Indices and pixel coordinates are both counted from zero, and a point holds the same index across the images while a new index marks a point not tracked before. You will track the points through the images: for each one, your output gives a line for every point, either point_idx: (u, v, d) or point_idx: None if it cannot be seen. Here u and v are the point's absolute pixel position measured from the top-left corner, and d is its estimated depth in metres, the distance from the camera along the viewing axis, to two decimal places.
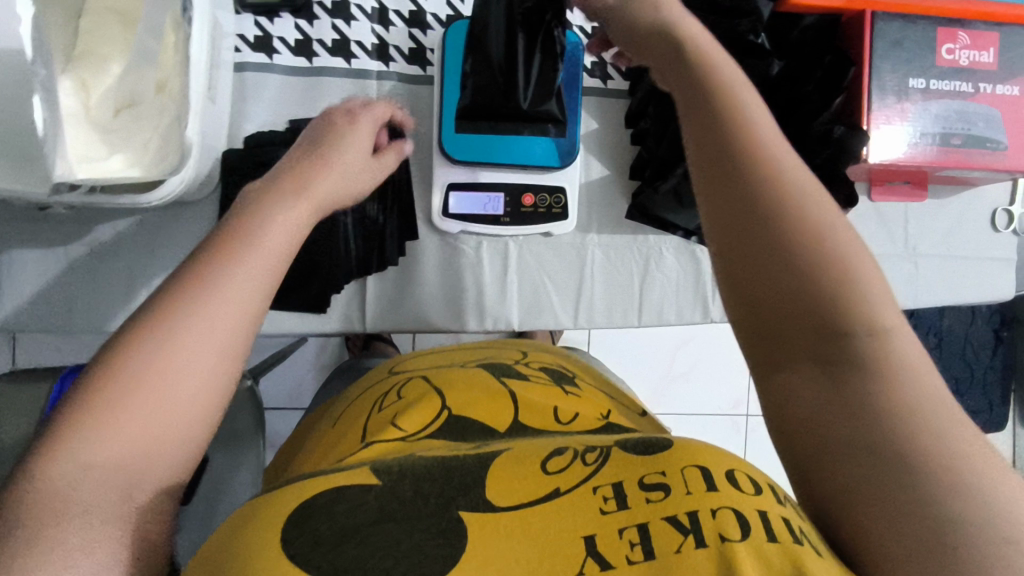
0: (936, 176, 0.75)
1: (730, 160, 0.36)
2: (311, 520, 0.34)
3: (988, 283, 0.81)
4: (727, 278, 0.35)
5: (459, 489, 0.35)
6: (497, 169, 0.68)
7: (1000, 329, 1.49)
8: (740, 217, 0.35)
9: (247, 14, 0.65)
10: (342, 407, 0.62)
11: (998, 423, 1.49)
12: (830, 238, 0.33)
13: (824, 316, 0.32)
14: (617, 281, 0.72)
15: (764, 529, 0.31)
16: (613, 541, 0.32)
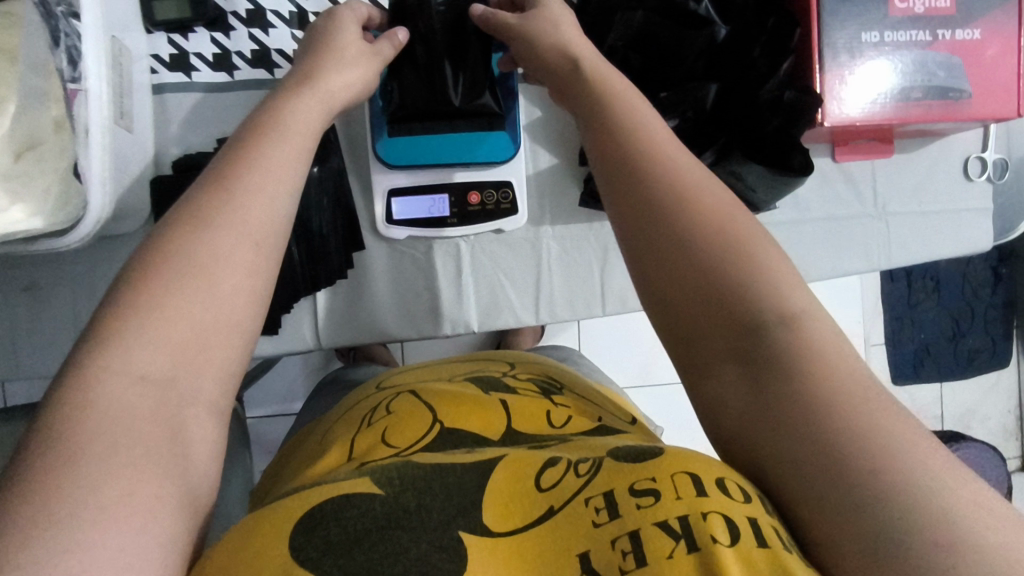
0: (902, 130, 0.72)
1: (631, 173, 0.37)
2: (319, 526, 0.32)
3: (963, 236, 0.78)
4: (646, 286, 0.36)
5: (459, 509, 0.33)
6: (438, 169, 0.66)
7: (998, 265, 1.46)
8: (647, 227, 0.36)
9: (159, 33, 0.62)
10: (334, 420, 0.60)
11: (1002, 361, 1.48)
12: (735, 235, 0.35)
13: (737, 314, 0.33)
14: (577, 271, 0.70)
15: (756, 536, 0.29)
16: (605, 553, 0.30)
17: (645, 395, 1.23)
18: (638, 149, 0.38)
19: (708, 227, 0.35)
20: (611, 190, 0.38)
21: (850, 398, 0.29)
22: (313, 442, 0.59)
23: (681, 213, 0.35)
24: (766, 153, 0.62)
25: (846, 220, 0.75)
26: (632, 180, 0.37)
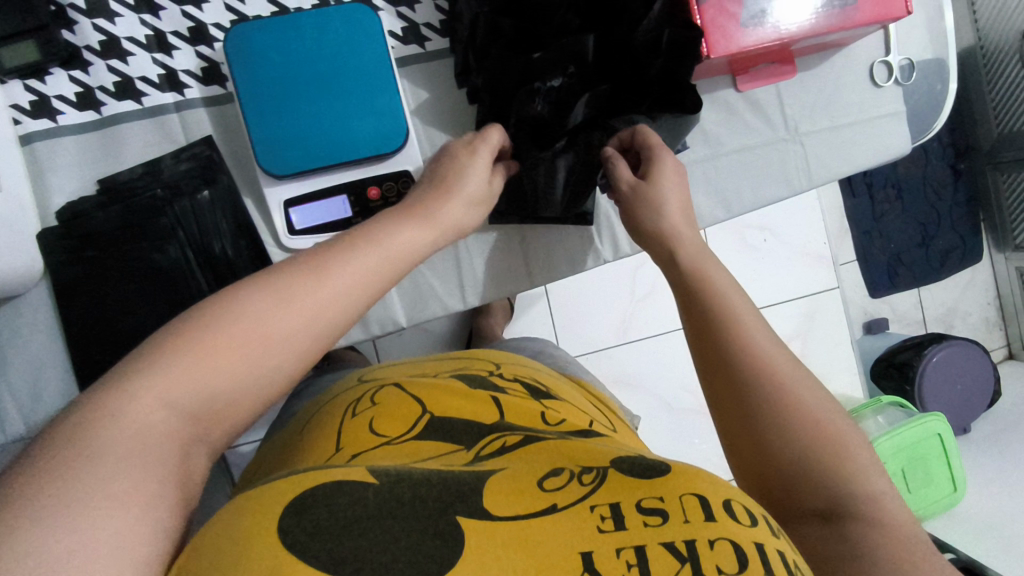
0: (798, 47, 0.71)
1: (736, 365, 0.47)
2: (308, 511, 0.32)
3: (879, 143, 0.77)
4: (744, 440, 0.45)
5: (457, 495, 0.34)
6: (331, 171, 0.64)
7: (956, 163, 1.44)
8: (745, 415, 0.45)
9: (14, 81, 0.59)
10: (311, 413, 0.61)
11: (974, 256, 1.48)
12: (823, 425, 0.43)
13: (817, 482, 0.41)
14: (496, 247, 0.69)
15: (763, 565, 0.32)
16: (609, 560, 0.32)
17: (623, 353, 1.23)
18: (736, 352, 0.47)
19: (801, 420, 0.43)
20: (711, 377, 0.48)
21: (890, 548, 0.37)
22: (290, 434, 0.59)
23: (779, 404, 0.44)
24: (655, 97, 0.62)
25: (762, 148, 0.74)
26: (741, 385, 0.46)
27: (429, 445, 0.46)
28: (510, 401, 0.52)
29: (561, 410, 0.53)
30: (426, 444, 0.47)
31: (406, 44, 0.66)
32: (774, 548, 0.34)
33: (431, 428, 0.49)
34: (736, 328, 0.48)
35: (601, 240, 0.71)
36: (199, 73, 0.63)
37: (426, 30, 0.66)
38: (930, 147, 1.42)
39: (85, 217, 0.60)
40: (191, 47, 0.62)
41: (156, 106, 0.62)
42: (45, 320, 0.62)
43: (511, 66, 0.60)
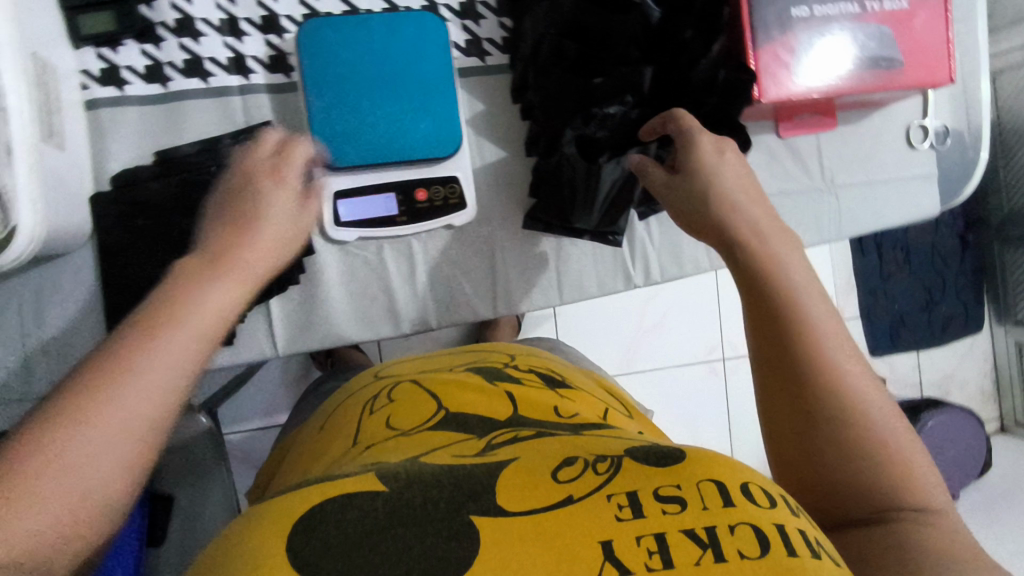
0: (841, 101, 0.73)
1: (785, 347, 0.41)
2: (319, 527, 0.32)
3: (911, 202, 0.79)
4: (796, 430, 0.40)
5: (468, 494, 0.33)
6: (382, 168, 0.65)
7: (965, 232, 1.46)
8: (791, 402, 0.40)
9: (87, 48, 0.61)
10: (331, 415, 0.61)
11: (975, 325, 1.50)
12: (879, 424, 0.38)
13: (870, 485, 0.37)
14: (532, 262, 0.71)
15: (786, 545, 0.31)
16: (629, 547, 0.31)
17: (626, 382, 1.24)
18: (784, 335, 0.41)
19: (856, 414, 0.38)
20: (760, 352, 0.43)
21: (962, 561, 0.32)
22: (312, 435, 0.59)
23: (830, 394, 0.39)
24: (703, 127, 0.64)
25: (796, 194, 0.76)
26: (789, 370, 0.40)
27: (443, 434, 0.46)
28: (524, 397, 0.52)
29: (577, 405, 0.53)
30: (441, 432, 0.47)
31: (468, 56, 0.68)
32: (796, 529, 0.32)
33: (446, 421, 0.49)
34: (786, 305, 0.42)
35: (633, 266, 0.73)
36: (266, 61, 0.64)
37: (487, 45, 0.68)
38: (942, 215, 1.45)
39: (139, 186, 0.61)
40: (262, 35, 0.64)
41: (220, 87, 0.64)
42: (86, 283, 0.63)
43: (570, 86, 0.62)
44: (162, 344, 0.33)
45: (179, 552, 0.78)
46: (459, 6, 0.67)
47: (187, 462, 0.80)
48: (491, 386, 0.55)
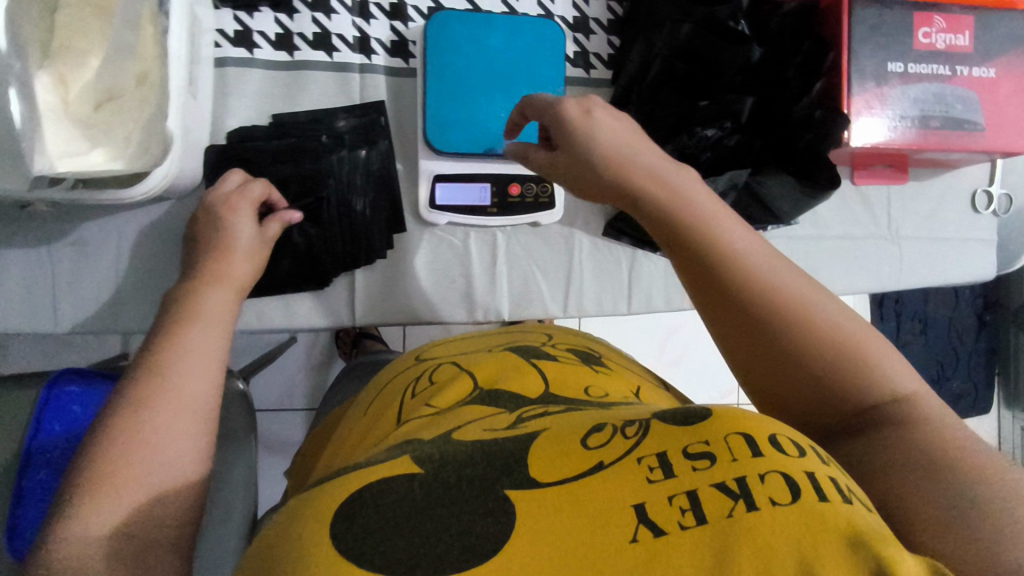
0: (916, 159, 0.76)
1: (725, 279, 0.41)
2: (359, 514, 0.30)
3: (969, 264, 0.82)
4: (759, 372, 0.41)
5: (501, 469, 0.32)
6: (482, 159, 0.68)
7: (983, 313, 1.48)
8: (743, 328, 0.41)
9: (226, 10, 0.64)
10: (370, 397, 0.58)
11: (983, 405, 1.50)
12: (830, 327, 0.39)
13: (840, 391, 0.38)
14: (606, 269, 0.73)
15: (815, 490, 0.28)
16: (661, 507, 0.29)
17: None
18: (717, 260, 0.42)
19: (806, 327, 0.39)
20: (703, 301, 0.43)
21: (959, 452, 0.32)
22: (349, 418, 0.56)
23: (777, 313, 0.40)
24: (794, 168, 0.67)
25: (860, 240, 0.79)
26: (733, 300, 0.41)
27: (472, 408, 0.43)
28: (557, 373, 0.49)
29: (609, 380, 0.49)
30: (471, 406, 0.43)
31: (575, 66, 0.72)
32: (827, 476, 0.29)
33: (476, 397, 0.45)
34: (709, 235, 0.43)
35: None
36: (388, 45, 0.68)
37: (593, 59, 0.73)
38: (962, 291, 1.47)
39: (253, 144, 0.64)
40: (387, 21, 0.68)
41: (342, 63, 0.67)
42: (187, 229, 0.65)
43: (674, 106, 0.67)
44: (162, 394, 0.43)
45: None
46: (573, 20, 0.71)
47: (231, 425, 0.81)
48: (524, 362, 0.51)
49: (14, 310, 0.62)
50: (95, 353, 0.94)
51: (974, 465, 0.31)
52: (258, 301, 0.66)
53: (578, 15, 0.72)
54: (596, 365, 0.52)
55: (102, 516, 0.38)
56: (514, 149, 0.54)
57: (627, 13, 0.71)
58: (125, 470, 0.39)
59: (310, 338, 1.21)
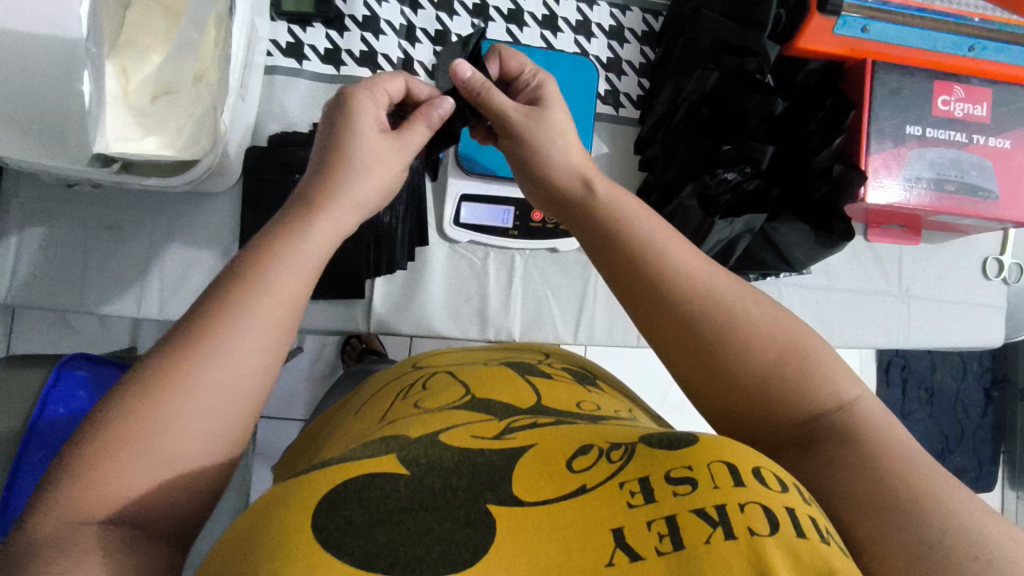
0: (930, 222, 0.77)
1: (659, 295, 0.40)
2: (344, 506, 0.31)
3: (977, 329, 0.83)
4: (703, 390, 0.39)
5: (487, 484, 0.32)
6: (508, 182, 0.71)
7: (990, 389, 1.47)
8: (682, 343, 0.39)
9: (281, 22, 0.68)
10: (364, 400, 0.58)
11: (987, 484, 1.46)
12: (766, 336, 0.38)
13: (788, 405, 0.37)
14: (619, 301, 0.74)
15: (793, 526, 0.28)
16: (639, 530, 0.29)
17: None
18: (656, 269, 0.40)
19: (742, 341, 0.38)
20: (643, 315, 0.41)
21: (910, 464, 0.33)
22: (342, 420, 0.56)
23: (715, 326, 0.39)
24: (811, 217, 0.69)
25: (870, 296, 0.80)
26: (670, 315, 0.40)
27: (460, 414, 0.43)
28: (551, 393, 0.48)
29: (600, 399, 0.49)
30: (460, 413, 0.43)
31: (605, 103, 0.76)
32: (808, 514, 0.29)
33: (467, 405, 0.45)
34: (643, 245, 0.41)
35: None
36: (430, 68, 0.71)
37: (623, 98, 0.76)
38: (970, 364, 1.47)
39: (290, 148, 0.66)
40: (432, 46, 0.71)
41: None
42: (220, 224, 0.68)
43: (698, 149, 0.69)
44: (214, 354, 0.33)
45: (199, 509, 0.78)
46: (606, 61, 0.75)
47: None
48: (518, 380, 0.51)
49: (44, 285, 0.65)
50: (106, 342, 0.93)
51: (921, 475, 0.32)
52: None
53: (612, 56, 0.75)
54: (590, 387, 0.51)
55: (114, 485, 0.30)
56: (476, 80, 0.47)
57: (658, 58, 0.74)
58: (146, 437, 0.31)
59: (317, 349, 1.22)
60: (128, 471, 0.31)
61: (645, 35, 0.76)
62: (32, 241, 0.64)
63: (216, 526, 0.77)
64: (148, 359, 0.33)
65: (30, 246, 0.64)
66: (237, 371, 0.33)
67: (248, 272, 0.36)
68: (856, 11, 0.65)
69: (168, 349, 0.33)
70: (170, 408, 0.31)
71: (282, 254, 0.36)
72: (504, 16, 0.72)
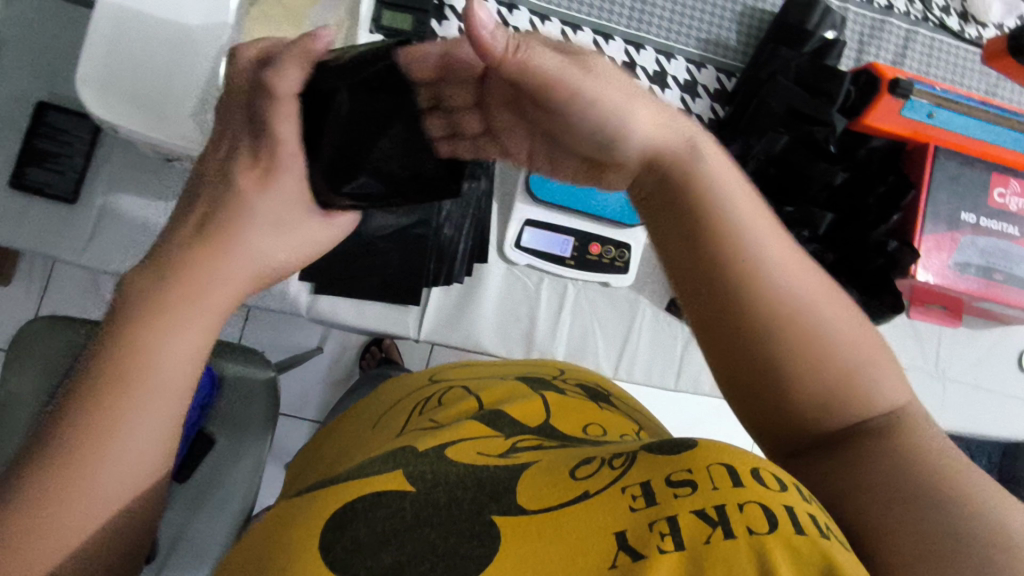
0: (972, 307, 0.79)
1: (743, 295, 0.40)
2: (350, 525, 0.37)
3: (1009, 419, 0.83)
4: (751, 386, 0.40)
5: (490, 497, 0.37)
6: (572, 214, 0.72)
7: None
8: (749, 348, 0.39)
9: (378, 36, 0.71)
10: (383, 408, 0.64)
11: None
12: (838, 346, 0.39)
13: (830, 413, 0.38)
14: (663, 342, 0.76)
15: (792, 523, 0.31)
16: (642, 531, 0.33)
17: None
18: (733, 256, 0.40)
19: (819, 348, 0.39)
20: (706, 301, 0.41)
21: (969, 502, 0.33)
22: (359, 426, 0.62)
23: (791, 328, 0.39)
24: (862, 283, 0.74)
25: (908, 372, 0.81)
26: (740, 318, 0.40)
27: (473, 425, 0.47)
28: (563, 412, 0.52)
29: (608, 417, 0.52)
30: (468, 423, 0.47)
31: None
32: (806, 511, 0.32)
33: (478, 416, 0.50)
34: (732, 230, 0.41)
35: None
36: None
37: None
38: (979, 458, 1.46)
39: None
40: None
41: None
42: None
43: None
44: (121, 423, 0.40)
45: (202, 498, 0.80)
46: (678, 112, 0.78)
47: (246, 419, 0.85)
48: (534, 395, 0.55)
49: (118, 251, 0.67)
50: None
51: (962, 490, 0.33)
52: (328, 296, 0.69)
53: (684, 108, 0.78)
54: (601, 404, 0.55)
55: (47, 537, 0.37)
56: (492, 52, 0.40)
57: (728, 115, 0.77)
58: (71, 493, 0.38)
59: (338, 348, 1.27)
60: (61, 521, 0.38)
61: (717, 92, 0.79)
62: (115, 207, 0.67)
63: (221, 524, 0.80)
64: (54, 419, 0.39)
65: (112, 212, 0.67)
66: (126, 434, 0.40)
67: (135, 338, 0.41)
68: (923, 97, 0.70)
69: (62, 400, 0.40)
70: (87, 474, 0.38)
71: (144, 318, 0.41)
72: None
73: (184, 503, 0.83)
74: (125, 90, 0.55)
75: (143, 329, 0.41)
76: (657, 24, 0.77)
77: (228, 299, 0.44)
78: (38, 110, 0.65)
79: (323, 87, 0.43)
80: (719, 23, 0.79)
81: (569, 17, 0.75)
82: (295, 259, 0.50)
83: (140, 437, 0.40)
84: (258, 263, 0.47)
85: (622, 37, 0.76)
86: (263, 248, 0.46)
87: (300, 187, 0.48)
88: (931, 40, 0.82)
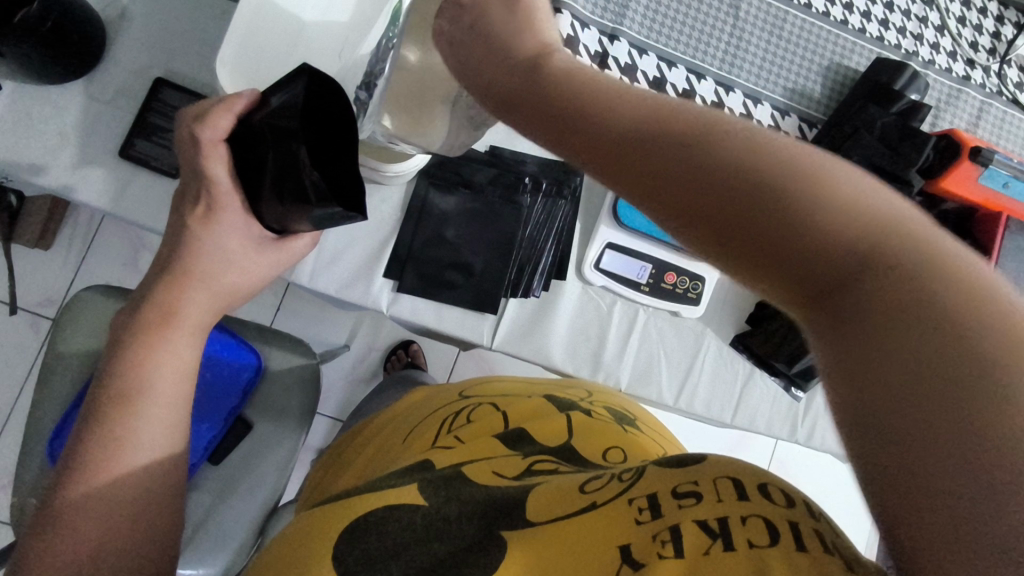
0: None
1: (693, 146, 0.36)
2: (362, 540, 0.39)
3: None
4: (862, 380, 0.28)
5: (501, 514, 0.40)
6: (652, 244, 0.76)
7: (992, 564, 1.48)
8: (711, 202, 0.35)
9: None
10: (412, 421, 0.66)
11: None
12: (862, 202, 0.32)
13: (832, 255, 0.32)
14: (723, 376, 0.78)
15: (796, 539, 0.31)
16: (644, 546, 0.34)
17: None
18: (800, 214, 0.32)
19: (826, 203, 0.32)
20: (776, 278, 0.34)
21: None
22: (392, 434, 0.64)
23: (760, 172, 0.34)
24: None
25: None
26: (692, 164, 0.36)
27: (491, 450, 0.51)
28: (583, 432, 0.56)
29: (626, 442, 0.56)
30: (490, 446, 0.52)
31: None
32: (813, 526, 0.32)
33: (502, 437, 0.54)
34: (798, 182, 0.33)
35: (803, 425, 0.79)
36: None
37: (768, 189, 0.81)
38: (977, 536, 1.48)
39: (468, 164, 0.72)
40: None
41: None
42: (384, 216, 0.71)
43: None
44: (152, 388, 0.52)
45: (233, 479, 0.84)
46: None
47: (288, 404, 0.88)
48: (555, 415, 0.59)
49: None
50: None
51: None
52: (405, 295, 0.71)
53: None
54: (624, 429, 0.59)
55: (111, 489, 0.49)
56: (325, 80, 0.43)
57: None
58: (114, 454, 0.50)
59: (361, 352, 1.34)
60: (111, 469, 0.50)
61: None
62: None
63: (251, 506, 0.84)
64: (111, 401, 0.51)
65: None
66: (162, 398, 0.53)
67: (157, 321, 0.53)
68: (1001, 167, 0.72)
69: (111, 395, 0.51)
70: (134, 434, 0.51)
71: (166, 319, 0.54)
72: (678, 93, 0.79)
73: (222, 485, 0.84)
74: (251, 76, 0.61)
75: (176, 330, 0.54)
76: (747, 69, 0.80)
77: (200, 313, 0.55)
78: (154, 85, 0.68)
79: (246, 128, 0.49)
80: (806, 74, 0.81)
81: (666, 54, 0.79)
82: (248, 280, 0.57)
83: (143, 449, 0.51)
84: (212, 290, 0.55)
85: (713, 78, 0.80)
86: (216, 272, 0.55)
87: (240, 223, 0.54)
88: (1003, 112, 0.85)
